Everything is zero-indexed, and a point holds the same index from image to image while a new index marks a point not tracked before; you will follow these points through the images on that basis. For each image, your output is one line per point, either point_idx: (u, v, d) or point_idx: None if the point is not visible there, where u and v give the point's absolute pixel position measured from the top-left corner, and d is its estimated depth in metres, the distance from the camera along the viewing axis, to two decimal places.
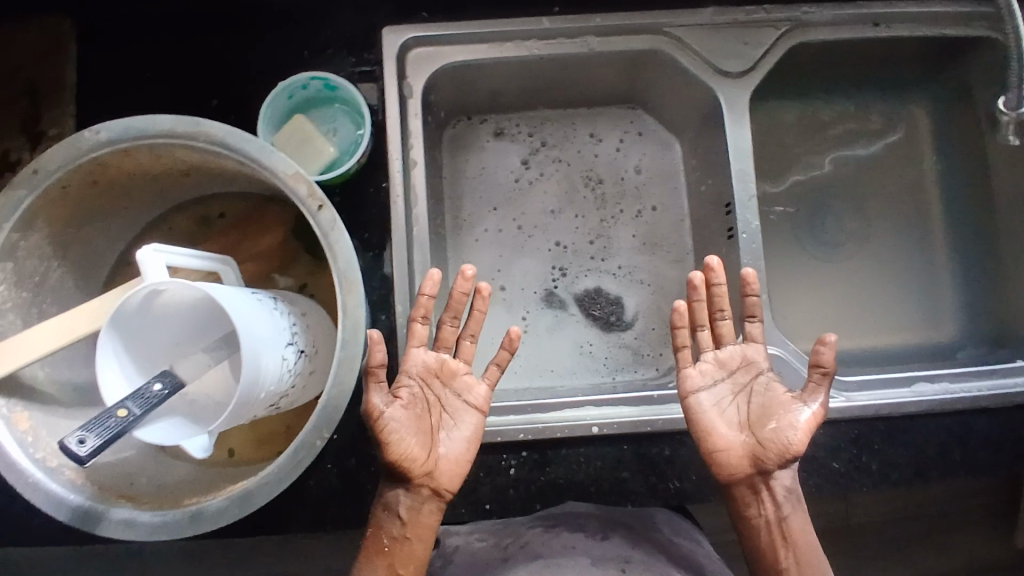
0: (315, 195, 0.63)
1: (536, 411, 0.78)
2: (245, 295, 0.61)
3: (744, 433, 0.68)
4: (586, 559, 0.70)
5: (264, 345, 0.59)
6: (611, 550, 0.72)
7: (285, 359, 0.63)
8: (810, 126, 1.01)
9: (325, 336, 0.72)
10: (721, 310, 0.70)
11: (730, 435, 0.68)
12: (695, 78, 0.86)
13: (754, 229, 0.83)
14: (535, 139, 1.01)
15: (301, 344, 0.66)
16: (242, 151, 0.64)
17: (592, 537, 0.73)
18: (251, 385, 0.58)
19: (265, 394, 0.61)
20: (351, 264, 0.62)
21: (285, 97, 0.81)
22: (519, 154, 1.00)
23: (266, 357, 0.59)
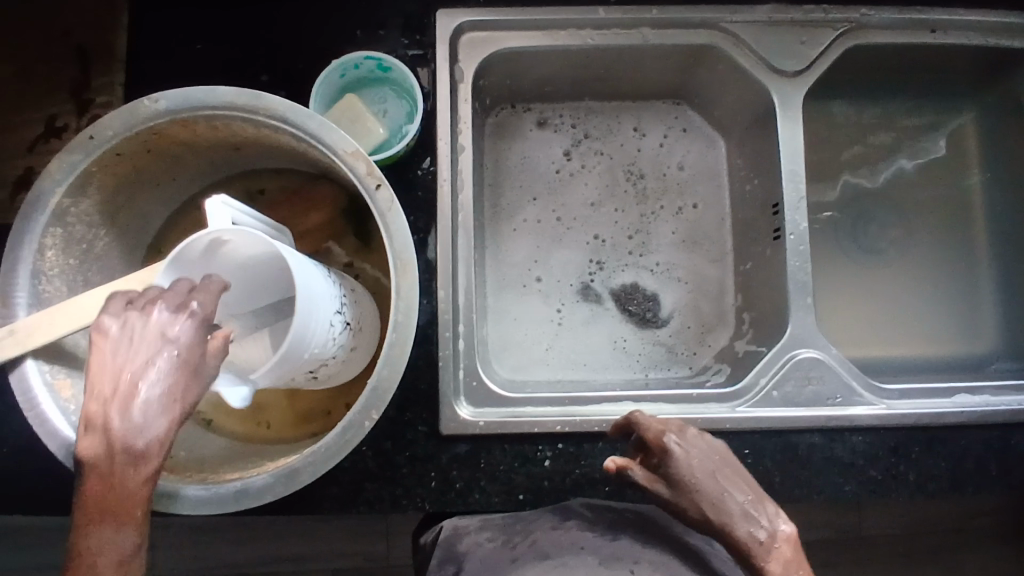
0: (373, 173, 0.62)
1: (574, 404, 0.79)
2: (302, 256, 0.60)
3: (729, 505, 0.64)
4: (593, 559, 0.68)
5: (317, 303, 0.58)
6: (622, 549, 0.69)
7: (333, 326, 0.62)
8: (857, 131, 1.00)
9: (370, 316, 0.72)
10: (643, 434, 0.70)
11: (723, 509, 0.64)
12: (749, 76, 0.85)
13: (802, 230, 0.82)
14: (579, 131, 1.00)
15: (347, 317, 0.65)
16: (302, 127, 0.63)
17: (603, 539, 0.70)
18: (300, 341, 0.56)
19: (310, 357, 0.59)
20: (406, 245, 0.61)
21: (337, 75, 0.80)
22: (562, 145, 1.00)
23: (317, 320, 0.58)
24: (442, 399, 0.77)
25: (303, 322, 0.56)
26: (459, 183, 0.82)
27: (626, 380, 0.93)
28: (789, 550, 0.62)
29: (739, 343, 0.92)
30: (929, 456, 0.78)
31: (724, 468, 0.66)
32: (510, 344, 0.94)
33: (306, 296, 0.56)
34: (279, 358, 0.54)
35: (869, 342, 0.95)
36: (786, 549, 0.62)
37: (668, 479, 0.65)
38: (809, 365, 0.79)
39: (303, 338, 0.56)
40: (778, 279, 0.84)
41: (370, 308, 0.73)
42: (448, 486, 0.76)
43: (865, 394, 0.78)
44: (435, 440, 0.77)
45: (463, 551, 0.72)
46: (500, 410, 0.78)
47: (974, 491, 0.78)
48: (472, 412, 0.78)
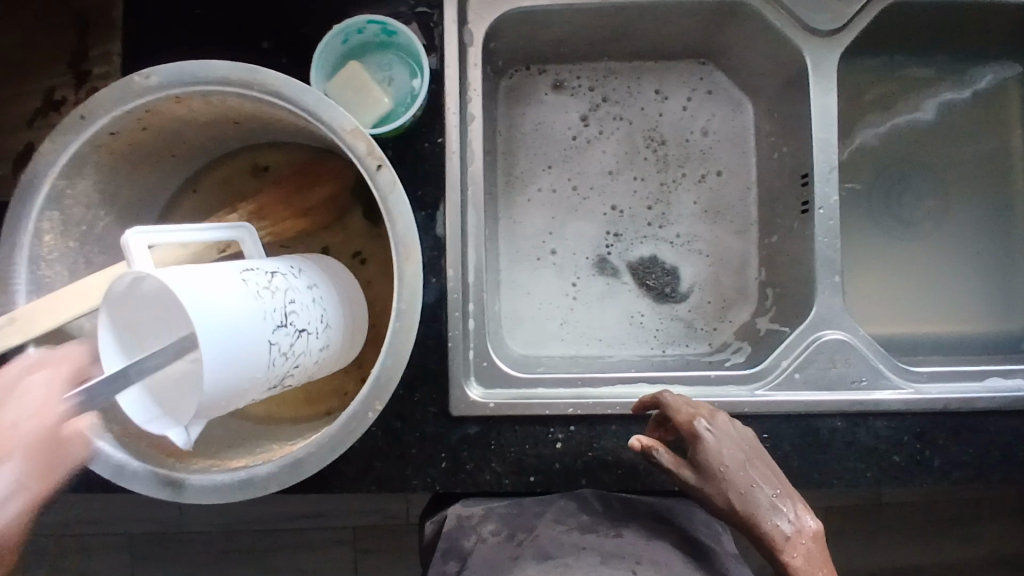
0: (373, 152, 0.59)
1: (586, 385, 0.77)
2: (227, 273, 0.54)
3: (759, 497, 0.63)
4: (596, 558, 0.68)
5: (250, 331, 0.53)
6: (623, 548, 0.69)
7: (278, 343, 0.56)
8: (896, 92, 0.93)
9: (358, 306, 0.70)
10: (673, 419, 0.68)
11: (752, 501, 0.62)
12: (781, 36, 0.79)
13: (833, 204, 0.77)
14: (597, 93, 0.95)
15: (300, 324, 0.60)
16: (299, 103, 0.60)
17: (605, 536, 0.71)
18: (231, 379, 0.52)
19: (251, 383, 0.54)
20: (409, 228, 0.59)
21: (339, 41, 0.76)
22: (579, 109, 0.95)
23: (247, 349, 0.52)
24: (453, 379, 0.75)
25: (227, 362, 0.51)
26: (469, 155, 0.78)
27: (643, 356, 0.90)
28: (815, 548, 0.61)
29: (761, 319, 0.88)
30: (955, 442, 0.74)
31: (755, 459, 0.64)
32: (524, 318, 0.92)
33: (227, 331, 0.50)
34: (202, 403, 0.50)
35: (899, 318, 0.91)
36: (813, 546, 0.61)
37: (698, 466, 0.64)
38: (834, 347, 0.75)
39: (234, 376, 0.52)
40: (804, 256, 0.80)
41: (340, 295, 0.68)
42: (458, 466, 0.76)
43: (892, 376, 0.75)
44: (446, 420, 0.76)
45: (467, 548, 0.71)
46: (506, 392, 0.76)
47: (1002, 478, 0.75)
48: (481, 393, 0.76)
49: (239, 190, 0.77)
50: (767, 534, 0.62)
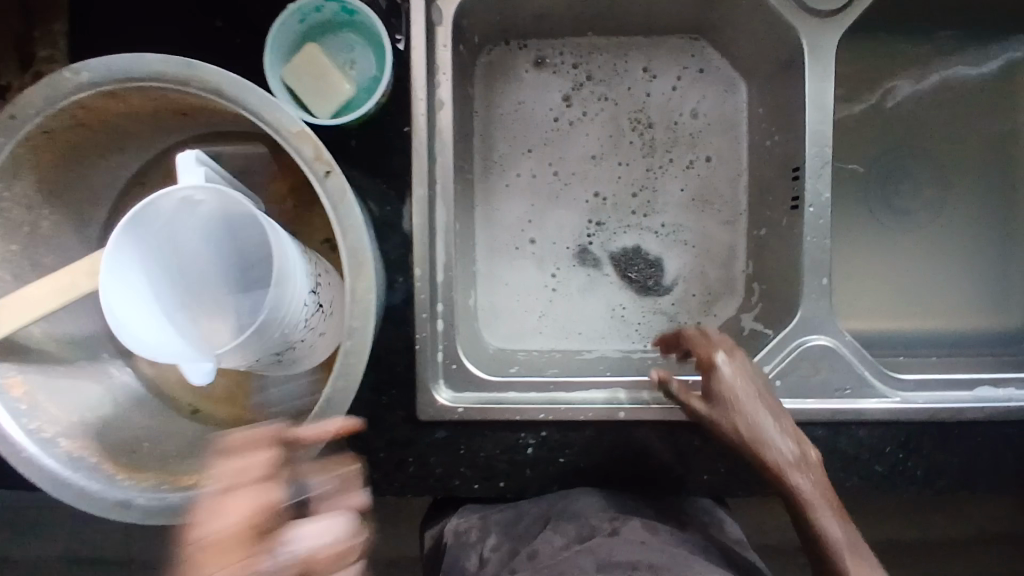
0: (322, 157, 0.54)
1: (558, 390, 0.74)
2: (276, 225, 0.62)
3: (770, 426, 0.62)
4: (592, 564, 0.63)
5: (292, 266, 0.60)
6: (622, 554, 0.64)
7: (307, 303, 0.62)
8: (900, 73, 0.87)
9: (339, 305, 0.70)
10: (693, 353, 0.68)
11: (761, 429, 0.62)
12: (776, 17, 0.73)
13: (824, 202, 0.72)
14: (581, 71, 0.88)
15: (318, 299, 0.64)
16: (241, 102, 0.55)
17: (601, 541, 0.66)
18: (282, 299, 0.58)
19: (272, 334, 0.58)
20: (361, 241, 0.55)
21: (296, 21, 0.70)
22: (562, 88, 0.89)
23: (284, 302, 0.58)
24: (420, 384, 0.73)
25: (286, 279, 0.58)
26: (438, 146, 0.73)
27: (623, 353, 0.87)
28: (817, 477, 0.61)
29: (746, 316, 0.85)
30: (938, 450, 0.72)
31: (767, 394, 0.64)
32: (501, 313, 0.89)
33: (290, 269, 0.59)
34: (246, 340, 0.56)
35: (892, 313, 0.87)
36: (815, 476, 0.61)
37: (710, 396, 0.64)
38: (818, 353, 0.72)
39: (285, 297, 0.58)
40: (792, 255, 0.76)
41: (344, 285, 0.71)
42: (428, 471, 0.74)
43: (878, 385, 0.72)
44: (414, 424, 0.74)
45: (470, 568, 0.69)
46: (479, 393, 0.73)
47: (984, 488, 0.73)
48: (449, 398, 0.73)
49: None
50: (775, 465, 0.62)
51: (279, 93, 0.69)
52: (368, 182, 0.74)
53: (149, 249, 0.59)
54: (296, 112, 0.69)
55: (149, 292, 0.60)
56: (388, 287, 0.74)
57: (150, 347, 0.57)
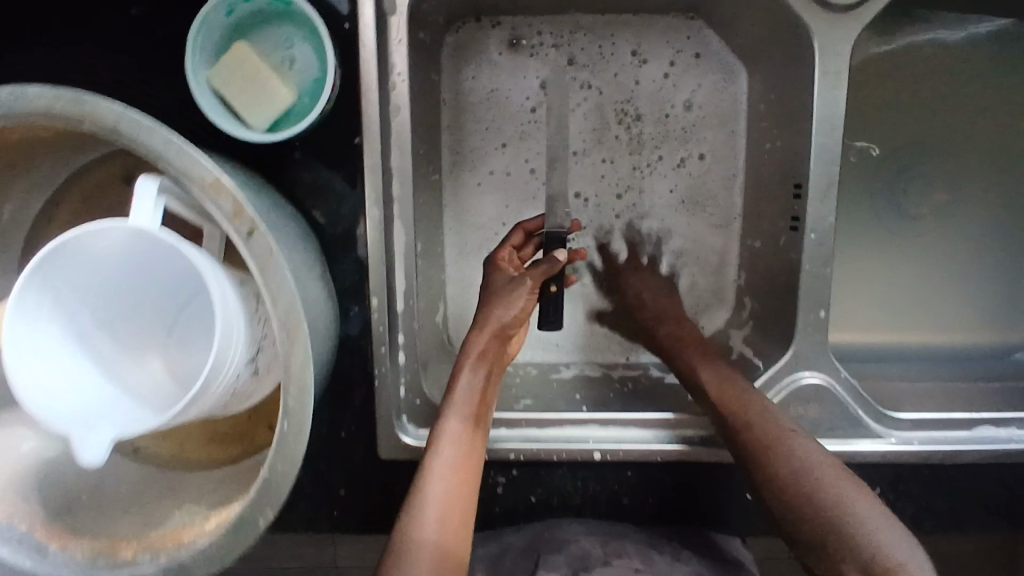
0: (242, 214, 0.46)
1: (531, 426, 0.69)
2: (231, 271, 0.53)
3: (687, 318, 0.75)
4: None
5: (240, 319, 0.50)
6: None
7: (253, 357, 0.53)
8: (914, 63, 0.79)
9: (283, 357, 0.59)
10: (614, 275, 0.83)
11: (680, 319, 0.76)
12: (785, 9, 0.62)
13: (828, 227, 0.65)
14: (561, 53, 0.78)
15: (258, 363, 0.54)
16: (143, 145, 0.45)
17: None
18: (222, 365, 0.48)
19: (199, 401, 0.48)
20: (294, 310, 0.48)
21: (221, 13, 0.59)
22: (541, 74, 0.79)
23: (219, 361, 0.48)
24: (381, 420, 0.68)
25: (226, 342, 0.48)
26: (394, 161, 0.64)
27: (599, 372, 0.80)
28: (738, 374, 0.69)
29: (736, 334, 0.78)
30: (927, 489, 0.70)
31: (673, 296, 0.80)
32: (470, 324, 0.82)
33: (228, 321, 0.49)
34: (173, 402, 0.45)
35: (892, 327, 0.82)
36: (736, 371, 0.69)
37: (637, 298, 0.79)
38: (810, 392, 0.67)
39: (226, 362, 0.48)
40: (789, 280, 0.69)
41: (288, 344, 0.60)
42: (391, 509, 0.70)
43: (873, 425, 0.68)
44: (375, 462, 0.69)
45: None
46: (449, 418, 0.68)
47: (972, 527, 0.70)
48: (415, 436, 0.68)
49: (114, 202, 0.63)
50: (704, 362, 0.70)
51: (207, 102, 0.59)
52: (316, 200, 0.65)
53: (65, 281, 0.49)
54: (227, 125, 0.59)
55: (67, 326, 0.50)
56: (343, 317, 0.67)
57: (42, 398, 0.47)
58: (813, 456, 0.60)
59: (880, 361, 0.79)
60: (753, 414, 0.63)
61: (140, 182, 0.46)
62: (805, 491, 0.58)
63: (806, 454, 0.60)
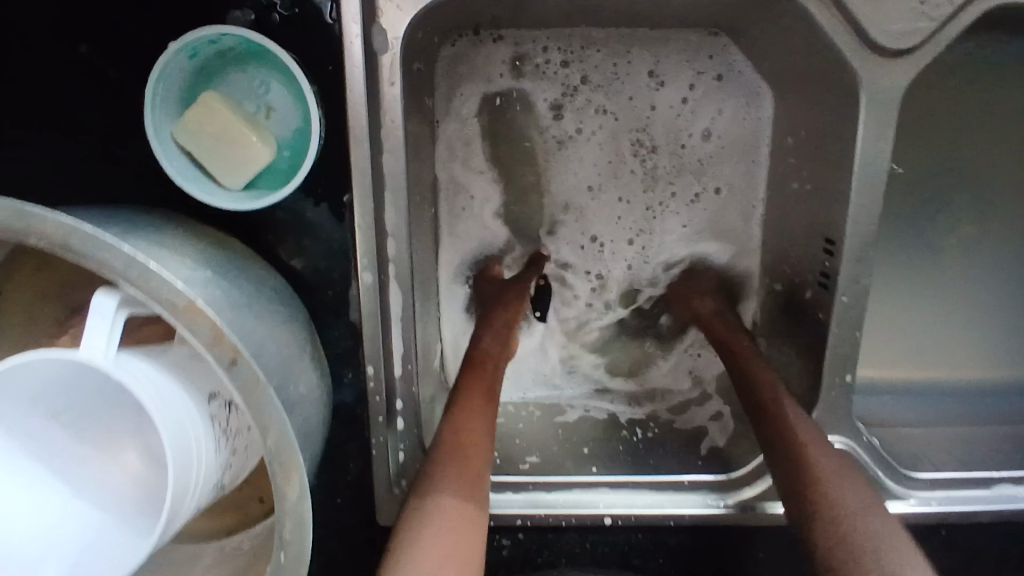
0: (223, 341, 0.40)
1: (539, 490, 0.66)
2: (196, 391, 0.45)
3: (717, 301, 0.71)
4: None
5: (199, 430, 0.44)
6: None
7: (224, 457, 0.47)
8: (957, 85, 0.72)
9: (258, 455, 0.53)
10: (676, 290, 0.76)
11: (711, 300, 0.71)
12: (831, 51, 0.55)
13: (861, 289, 0.60)
14: (572, 74, 0.71)
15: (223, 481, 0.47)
16: (98, 262, 0.38)
17: None
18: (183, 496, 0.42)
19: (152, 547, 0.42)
20: (286, 441, 0.42)
21: (184, 59, 0.50)
22: (549, 97, 0.72)
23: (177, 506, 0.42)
24: (379, 489, 0.63)
25: (185, 469, 0.42)
26: (389, 220, 0.57)
27: (605, 414, 0.76)
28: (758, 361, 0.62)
29: None
30: (937, 544, 0.69)
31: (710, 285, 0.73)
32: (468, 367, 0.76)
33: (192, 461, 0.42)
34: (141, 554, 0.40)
35: (912, 364, 0.78)
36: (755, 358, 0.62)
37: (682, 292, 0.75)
38: None
39: (188, 487, 0.42)
40: (812, 340, 0.64)
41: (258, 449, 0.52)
42: None
43: (891, 485, 0.66)
44: (373, 529, 0.65)
45: None
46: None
47: None
48: None
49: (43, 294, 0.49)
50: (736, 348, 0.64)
51: (173, 164, 0.51)
52: (302, 261, 0.58)
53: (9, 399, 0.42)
54: (197, 191, 0.51)
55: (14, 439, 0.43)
56: (336, 383, 0.62)
57: None
58: (846, 497, 0.48)
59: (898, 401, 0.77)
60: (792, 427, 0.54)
61: (94, 298, 0.40)
62: (830, 517, 0.47)
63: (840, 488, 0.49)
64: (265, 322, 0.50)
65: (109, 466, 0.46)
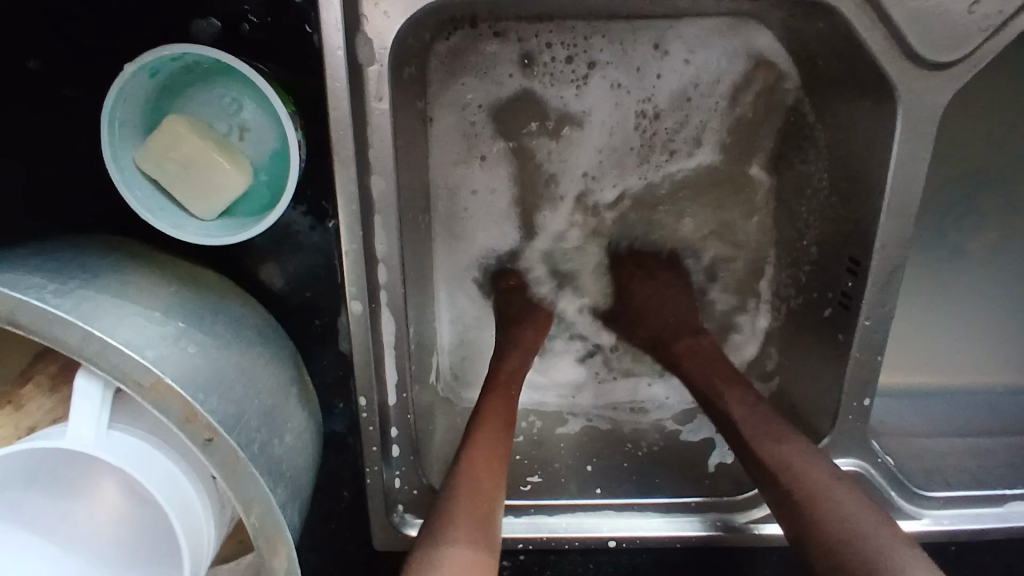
0: (196, 419, 0.36)
1: (541, 513, 0.62)
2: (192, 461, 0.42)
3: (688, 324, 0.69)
4: None
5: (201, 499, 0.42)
6: None
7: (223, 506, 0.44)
8: (997, 77, 0.66)
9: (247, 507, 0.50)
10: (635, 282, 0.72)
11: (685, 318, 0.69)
12: (866, 56, 0.50)
13: (886, 313, 0.56)
14: (578, 61, 0.66)
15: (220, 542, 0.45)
16: (52, 338, 0.35)
17: None
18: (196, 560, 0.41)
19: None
20: (270, 517, 0.39)
21: (145, 80, 0.46)
22: (550, 84, 0.67)
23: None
24: (373, 517, 0.60)
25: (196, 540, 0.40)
26: (379, 246, 0.52)
27: (608, 425, 0.71)
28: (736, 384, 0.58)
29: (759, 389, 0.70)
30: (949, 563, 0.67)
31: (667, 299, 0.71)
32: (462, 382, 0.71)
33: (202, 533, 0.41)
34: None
35: (927, 366, 0.74)
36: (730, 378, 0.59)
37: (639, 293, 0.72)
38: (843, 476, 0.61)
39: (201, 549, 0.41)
40: (830, 361, 0.61)
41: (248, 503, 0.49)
42: None
43: (903, 504, 0.62)
44: (369, 555, 0.63)
45: None
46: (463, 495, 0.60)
47: None
48: (416, 527, 0.60)
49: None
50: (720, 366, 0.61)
51: (136, 194, 0.46)
52: (288, 288, 0.54)
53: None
54: (165, 224, 0.46)
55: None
56: (326, 412, 0.59)
57: None
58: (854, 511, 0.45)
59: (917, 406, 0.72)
60: (775, 443, 0.51)
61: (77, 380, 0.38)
62: (823, 541, 0.44)
63: (839, 502, 0.46)
64: (248, 367, 0.46)
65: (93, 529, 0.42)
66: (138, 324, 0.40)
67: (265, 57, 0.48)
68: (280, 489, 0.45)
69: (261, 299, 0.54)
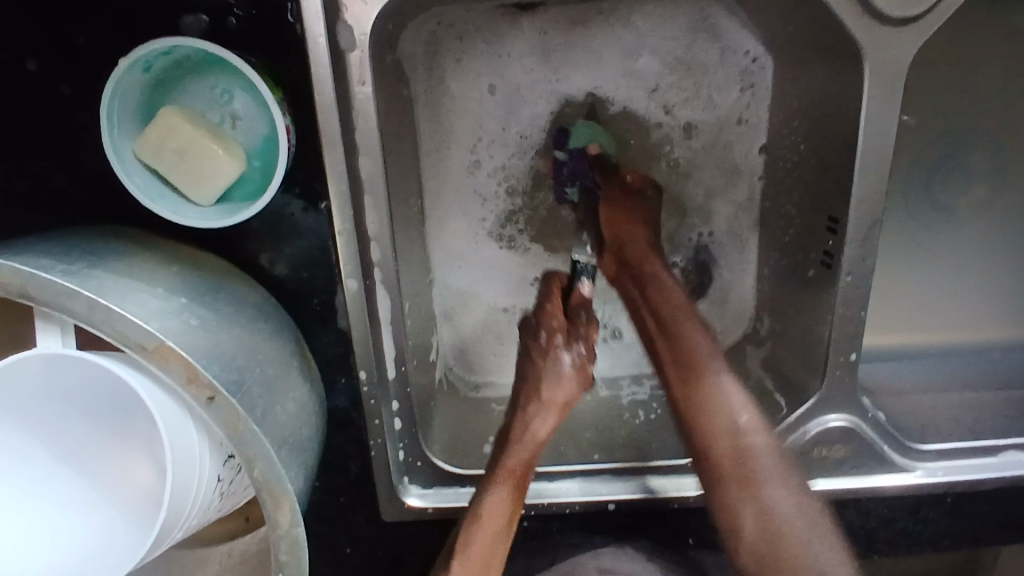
0: (197, 380, 0.39)
1: (541, 480, 0.65)
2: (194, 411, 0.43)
3: (650, 221, 0.64)
4: None
5: (204, 447, 0.43)
6: None
7: (225, 478, 0.46)
8: (971, 36, 0.67)
9: (236, 495, 0.49)
10: (639, 194, 0.66)
11: (645, 231, 0.62)
12: (831, 17, 0.52)
13: (868, 267, 0.57)
14: (536, 78, 0.68)
15: (220, 499, 0.46)
16: (59, 308, 0.38)
17: None
18: (174, 524, 0.42)
19: (147, 550, 0.41)
20: (273, 472, 0.41)
21: (139, 75, 0.49)
22: (541, 90, 0.68)
23: (181, 503, 0.41)
24: (381, 486, 0.63)
25: (181, 498, 0.41)
26: (371, 225, 0.54)
27: (608, 391, 0.73)
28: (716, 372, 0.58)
29: (752, 355, 0.71)
30: (948, 516, 0.68)
31: (649, 212, 0.65)
32: (491, 327, 0.74)
33: (190, 479, 0.42)
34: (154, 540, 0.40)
35: (922, 324, 0.74)
36: (709, 359, 0.58)
37: (637, 193, 0.65)
38: (836, 435, 0.63)
39: (181, 513, 0.42)
40: (816, 322, 0.62)
41: (237, 487, 0.48)
42: (400, 563, 0.67)
43: (897, 458, 0.64)
44: (379, 522, 0.66)
45: None
46: (468, 473, 0.64)
47: (988, 543, 0.70)
48: (420, 496, 0.63)
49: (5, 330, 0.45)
50: (690, 345, 0.58)
51: (136, 182, 0.49)
52: (287, 269, 0.57)
53: (47, 404, 0.44)
54: (165, 209, 0.49)
55: (48, 440, 0.44)
56: (329, 389, 0.61)
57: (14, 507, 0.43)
58: (779, 497, 0.54)
59: (914, 363, 0.73)
60: (732, 475, 0.55)
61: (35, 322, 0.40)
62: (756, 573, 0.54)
63: (779, 506, 0.54)
64: (247, 340, 0.49)
65: (118, 478, 0.45)
66: (142, 298, 0.43)
67: (252, 49, 0.51)
68: (283, 452, 0.48)
69: (262, 280, 0.57)
